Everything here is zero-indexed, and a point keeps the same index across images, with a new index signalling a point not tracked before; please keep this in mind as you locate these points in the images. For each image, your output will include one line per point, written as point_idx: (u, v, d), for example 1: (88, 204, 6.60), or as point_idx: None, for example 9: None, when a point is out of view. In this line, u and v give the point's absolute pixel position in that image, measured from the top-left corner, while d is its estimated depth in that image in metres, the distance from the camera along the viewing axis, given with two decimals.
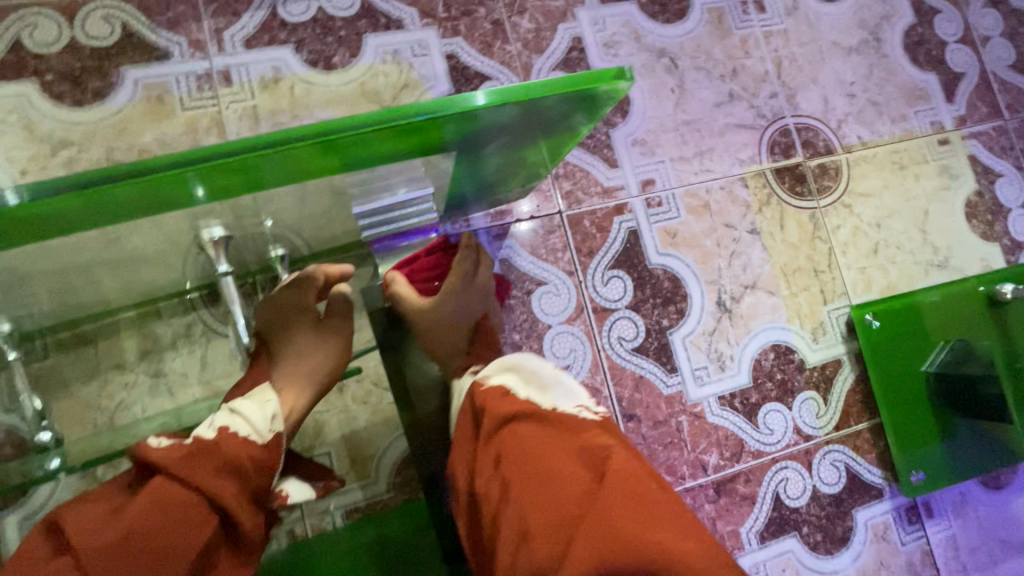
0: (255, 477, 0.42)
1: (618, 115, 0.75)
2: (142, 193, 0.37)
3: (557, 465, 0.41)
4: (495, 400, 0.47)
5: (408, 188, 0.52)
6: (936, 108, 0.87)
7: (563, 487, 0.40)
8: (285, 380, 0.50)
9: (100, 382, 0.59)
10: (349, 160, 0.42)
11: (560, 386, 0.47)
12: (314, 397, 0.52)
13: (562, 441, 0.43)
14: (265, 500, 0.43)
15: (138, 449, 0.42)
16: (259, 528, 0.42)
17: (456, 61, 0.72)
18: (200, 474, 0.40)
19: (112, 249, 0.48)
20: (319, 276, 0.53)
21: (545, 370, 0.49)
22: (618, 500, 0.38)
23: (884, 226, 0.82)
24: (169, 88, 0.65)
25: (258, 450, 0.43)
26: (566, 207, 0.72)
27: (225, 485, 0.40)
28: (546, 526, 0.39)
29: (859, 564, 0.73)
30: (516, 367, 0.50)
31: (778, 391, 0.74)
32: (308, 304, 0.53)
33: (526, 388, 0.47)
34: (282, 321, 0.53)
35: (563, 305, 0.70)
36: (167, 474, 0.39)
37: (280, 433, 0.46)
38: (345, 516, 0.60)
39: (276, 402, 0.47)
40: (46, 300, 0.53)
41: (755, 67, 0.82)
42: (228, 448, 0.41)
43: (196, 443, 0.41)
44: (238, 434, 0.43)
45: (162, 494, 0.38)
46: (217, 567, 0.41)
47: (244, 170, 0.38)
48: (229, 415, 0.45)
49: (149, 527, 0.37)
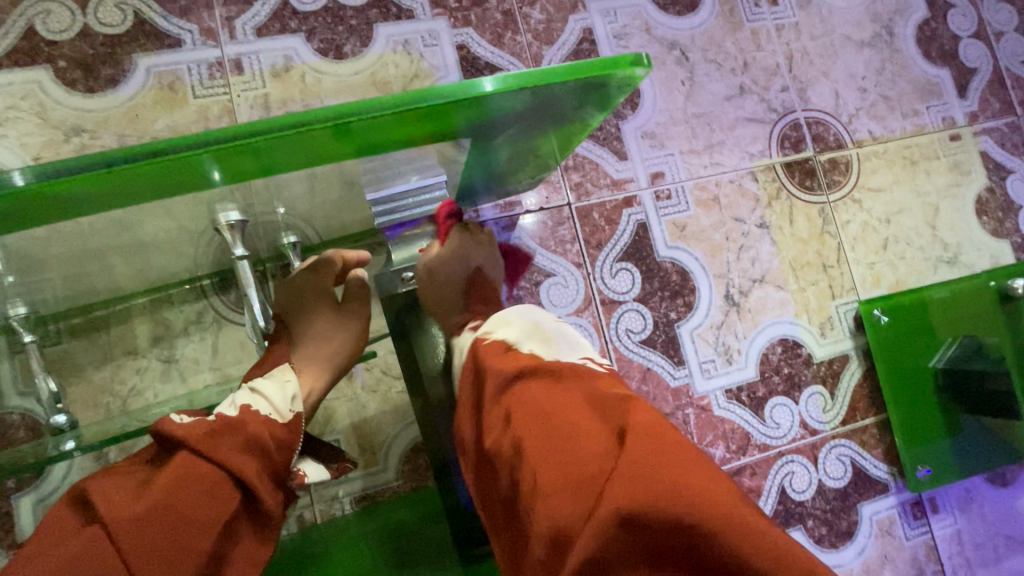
0: (276, 456, 0.43)
1: (628, 107, 0.75)
2: (157, 174, 0.38)
3: (575, 419, 0.39)
4: (498, 357, 0.46)
5: (421, 175, 0.52)
6: (948, 103, 0.86)
7: (578, 441, 0.38)
8: (305, 361, 0.51)
9: (113, 367, 0.59)
10: (363, 145, 0.42)
11: (562, 337, 0.47)
12: (332, 380, 0.52)
13: (572, 396, 0.41)
14: (286, 480, 0.44)
15: (159, 426, 0.42)
16: (280, 506, 0.43)
17: (466, 52, 0.72)
18: (226, 450, 0.40)
19: (127, 234, 0.48)
20: (337, 259, 0.54)
21: (545, 321, 0.49)
22: (644, 449, 0.36)
23: (894, 222, 0.82)
24: (180, 76, 0.66)
25: (279, 429, 0.44)
26: (576, 199, 0.72)
27: (249, 462, 0.41)
28: (563, 482, 0.37)
29: (863, 558, 0.74)
30: (517, 323, 0.49)
31: (785, 385, 0.74)
32: (326, 288, 0.54)
33: (529, 339, 0.47)
34: (299, 303, 0.53)
35: (571, 297, 0.70)
36: (193, 449, 0.40)
37: (300, 414, 0.47)
38: (353, 503, 0.61)
39: (295, 383, 0.47)
40: (60, 284, 0.54)
41: (766, 60, 0.81)
42: (251, 425, 0.42)
43: (218, 421, 0.42)
44: (261, 412, 0.44)
45: (189, 469, 0.39)
46: (240, 543, 0.41)
47: (256, 152, 0.38)
48: (251, 394, 0.45)
49: (177, 499, 0.37)
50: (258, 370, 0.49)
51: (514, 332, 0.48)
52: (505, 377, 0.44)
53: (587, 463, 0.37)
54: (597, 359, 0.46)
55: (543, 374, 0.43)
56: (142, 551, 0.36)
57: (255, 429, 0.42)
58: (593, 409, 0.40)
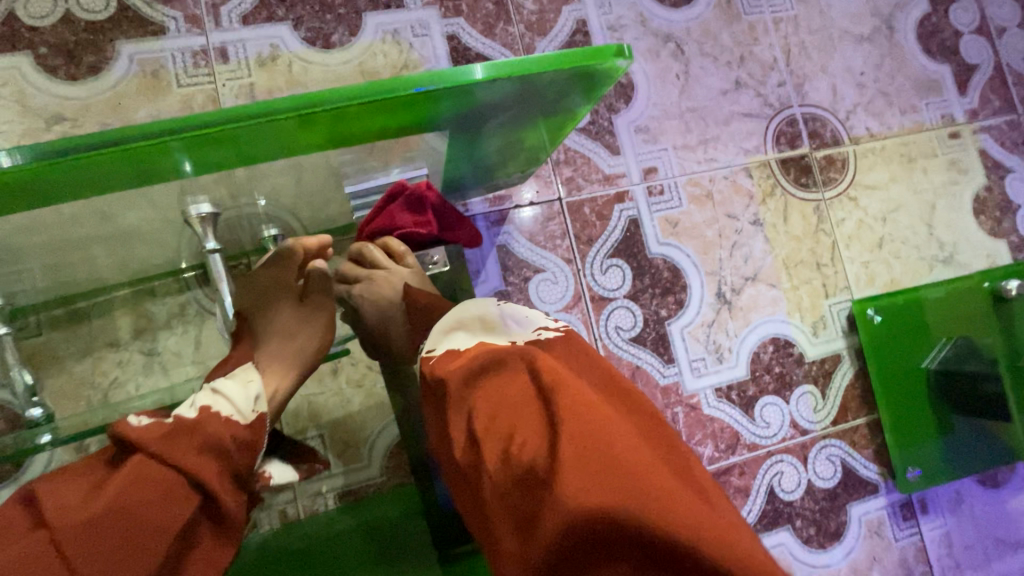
0: (237, 457, 0.42)
1: (621, 100, 0.74)
2: (125, 162, 0.37)
3: (524, 404, 0.37)
4: (444, 362, 0.42)
5: (402, 168, 0.52)
6: (947, 100, 0.85)
7: (531, 436, 0.35)
8: (268, 360, 0.50)
9: (94, 360, 0.59)
10: (339, 135, 0.41)
11: (507, 320, 0.45)
12: (299, 378, 0.51)
13: (524, 387, 0.38)
14: (249, 481, 0.43)
15: (116, 428, 0.41)
16: (241, 508, 0.42)
17: (457, 43, 0.71)
18: (181, 452, 0.39)
19: (105, 225, 0.47)
20: (298, 250, 0.51)
21: (489, 313, 0.46)
22: (595, 421, 0.34)
23: (889, 220, 0.81)
24: (164, 64, 0.64)
25: (241, 429, 0.43)
26: (566, 194, 0.71)
27: (208, 464, 0.40)
28: (521, 483, 0.34)
29: (851, 559, 0.73)
30: (463, 325, 0.45)
31: (775, 384, 0.73)
32: (289, 282, 0.51)
33: (477, 336, 0.44)
34: (264, 298, 0.52)
35: (560, 294, 0.69)
36: (148, 451, 0.39)
37: (262, 414, 0.46)
38: (337, 499, 0.61)
39: (259, 383, 0.47)
40: (40, 275, 0.53)
41: (763, 54, 0.80)
42: (210, 426, 0.41)
43: (177, 422, 0.41)
44: (221, 413, 0.43)
45: (143, 472, 0.38)
46: (198, 546, 0.40)
47: (227, 141, 0.37)
48: (211, 395, 0.44)
49: (127, 503, 0.36)
50: (220, 371, 0.48)
51: (463, 334, 0.45)
52: (458, 376, 0.40)
53: (541, 458, 0.34)
54: (550, 327, 0.45)
55: (493, 367, 0.40)
56: (88, 557, 0.35)
57: (215, 430, 0.41)
58: (544, 393, 0.37)
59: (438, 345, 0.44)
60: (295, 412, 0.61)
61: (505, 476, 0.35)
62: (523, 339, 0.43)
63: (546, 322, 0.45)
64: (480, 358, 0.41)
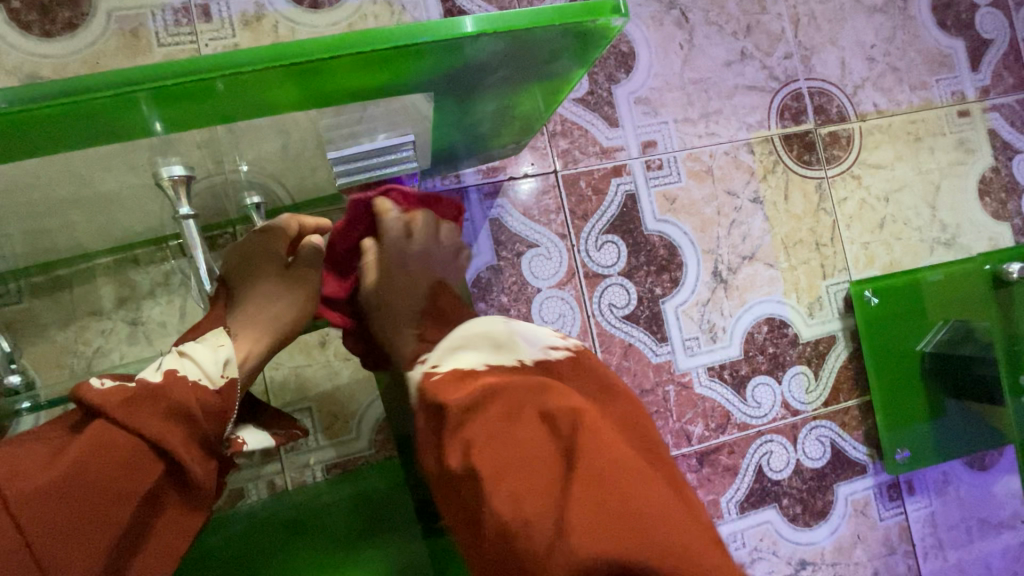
0: (206, 423, 0.41)
1: (621, 70, 0.71)
2: (89, 117, 0.35)
3: (527, 432, 0.37)
4: (450, 385, 0.42)
5: (388, 134, 0.48)
6: (959, 77, 0.82)
7: (537, 450, 0.37)
8: (242, 325, 0.47)
9: (77, 328, 0.58)
10: (316, 94, 0.39)
11: (518, 337, 0.45)
12: (271, 347, 0.49)
13: (529, 412, 0.38)
14: (219, 449, 0.42)
15: (78, 391, 0.40)
16: (211, 476, 0.41)
17: (452, 5, 0.68)
18: (144, 419, 0.38)
19: (83, 189, 0.46)
20: (291, 225, 0.52)
21: (501, 328, 0.46)
22: (604, 455, 0.36)
23: (892, 200, 0.79)
24: (144, 22, 0.61)
25: (208, 396, 0.41)
26: (562, 167, 0.69)
27: (175, 432, 0.39)
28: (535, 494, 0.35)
29: (836, 538, 0.74)
30: (468, 342, 0.46)
31: (768, 364, 0.73)
32: (276, 253, 0.50)
33: (487, 357, 0.44)
34: (248, 263, 0.50)
35: (553, 269, 0.68)
36: (111, 417, 0.38)
37: (233, 379, 0.44)
38: (325, 471, 0.62)
39: (230, 347, 0.45)
40: (19, 242, 0.51)
41: (771, 24, 0.77)
42: (175, 392, 0.40)
43: (139, 386, 0.39)
44: (187, 377, 0.41)
45: (105, 438, 0.37)
46: (165, 513, 0.40)
47: (194, 97, 0.35)
48: (177, 358, 0.43)
49: (85, 470, 0.36)
50: (191, 335, 0.46)
51: (470, 354, 0.44)
52: (464, 408, 0.39)
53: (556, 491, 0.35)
54: (558, 346, 0.45)
55: (497, 395, 0.39)
56: (45, 526, 0.34)
57: (179, 396, 0.39)
58: (551, 423, 0.38)
59: (446, 366, 0.44)
60: (283, 384, 0.61)
61: (510, 493, 0.35)
62: (529, 359, 0.44)
63: (555, 338, 0.46)
64: (489, 388, 0.40)
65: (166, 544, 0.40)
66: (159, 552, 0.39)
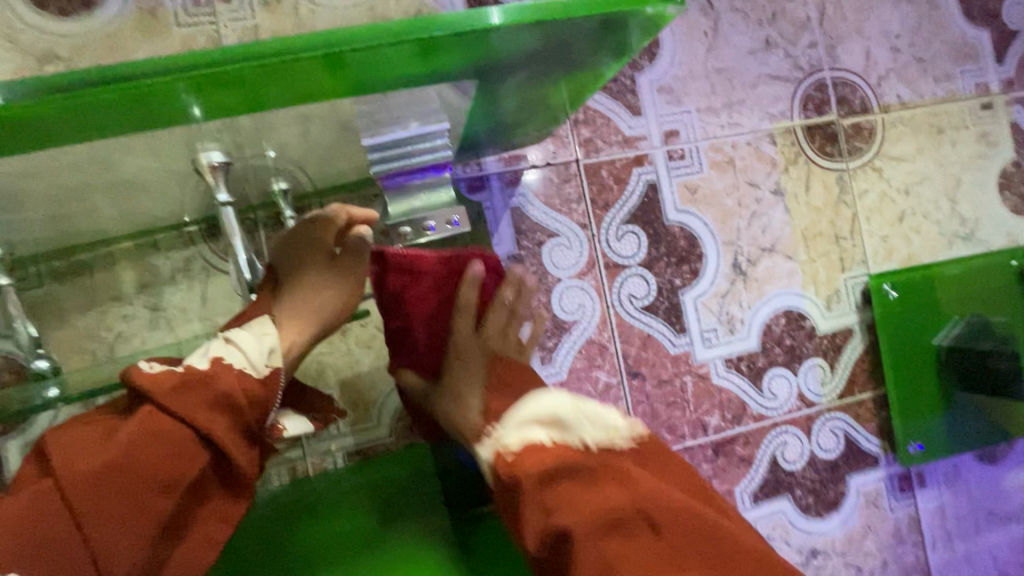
0: (249, 412, 0.41)
1: (645, 57, 0.70)
2: (133, 104, 0.34)
3: (607, 502, 0.42)
4: (529, 458, 0.46)
5: (421, 122, 0.47)
6: (983, 69, 0.81)
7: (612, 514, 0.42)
8: (286, 316, 0.48)
9: (98, 313, 0.58)
10: (359, 82, 0.39)
11: (581, 418, 0.48)
12: (314, 336, 0.49)
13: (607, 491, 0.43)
14: (261, 437, 0.42)
15: (128, 374, 0.40)
16: (253, 464, 0.41)
17: None
18: (191, 407, 0.38)
19: (108, 174, 0.45)
20: (341, 216, 0.47)
21: (562, 408, 0.49)
22: (678, 532, 0.41)
23: (913, 193, 0.78)
24: (162, 2, 0.60)
25: (253, 384, 0.41)
26: (584, 156, 0.68)
27: (219, 419, 0.39)
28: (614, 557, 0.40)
29: (847, 528, 0.75)
30: (537, 417, 0.49)
31: (785, 356, 0.73)
32: (324, 243, 0.48)
33: (552, 433, 0.48)
34: (295, 250, 0.49)
35: (574, 260, 0.68)
36: (159, 404, 0.38)
37: (277, 369, 0.43)
38: (345, 458, 0.62)
39: (275, 336, 0.45)
40: (41, 225, 0.51)
41: (797, 12, 0.75)
42: (221, 381, 0.40)
43: (187, 374, 0.40)
44: (233, 366, 0.41)
45: (153, 424, 0.37)
46: (208, 501, 0.40)
47: (237, 84, 0.35)
48: (223, 345, 0.43)
49: (133, 456, 0.36)
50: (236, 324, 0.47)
51: (539, 429, 0.48)
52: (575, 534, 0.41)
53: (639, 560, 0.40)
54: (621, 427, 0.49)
55: (575, 473, 0.44)
56: (93, 510, 0.35)
57: (224, 385, 0.40)
58: (629, 495, 0.42)
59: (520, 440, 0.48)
60: (304, 371, 0.60)
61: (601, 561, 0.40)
62: (593, 438, 0.47)
63: (617, 417, 0.49)
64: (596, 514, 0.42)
65: (209, 532, 0.40)
66: (201, 540, 0.40)
